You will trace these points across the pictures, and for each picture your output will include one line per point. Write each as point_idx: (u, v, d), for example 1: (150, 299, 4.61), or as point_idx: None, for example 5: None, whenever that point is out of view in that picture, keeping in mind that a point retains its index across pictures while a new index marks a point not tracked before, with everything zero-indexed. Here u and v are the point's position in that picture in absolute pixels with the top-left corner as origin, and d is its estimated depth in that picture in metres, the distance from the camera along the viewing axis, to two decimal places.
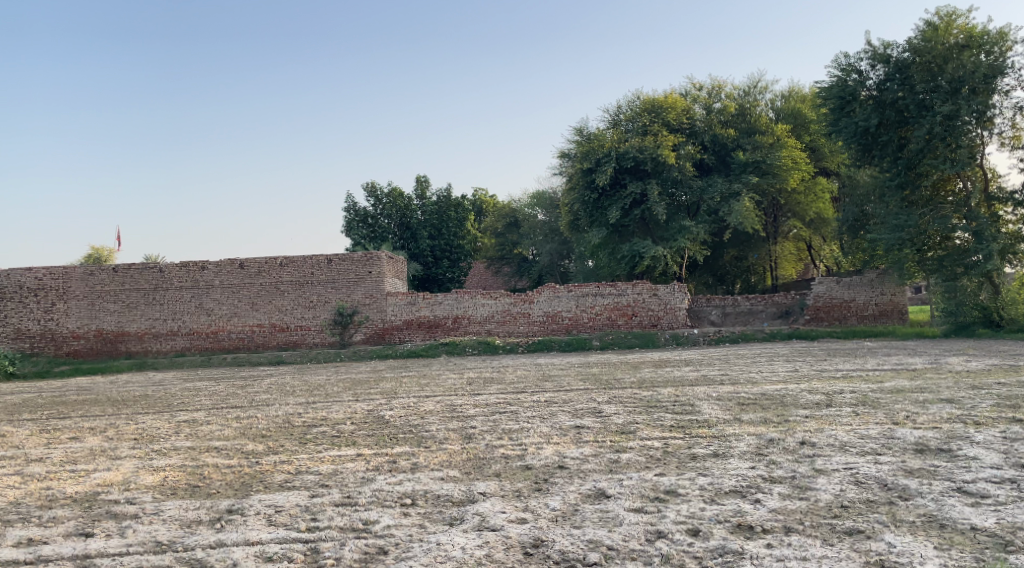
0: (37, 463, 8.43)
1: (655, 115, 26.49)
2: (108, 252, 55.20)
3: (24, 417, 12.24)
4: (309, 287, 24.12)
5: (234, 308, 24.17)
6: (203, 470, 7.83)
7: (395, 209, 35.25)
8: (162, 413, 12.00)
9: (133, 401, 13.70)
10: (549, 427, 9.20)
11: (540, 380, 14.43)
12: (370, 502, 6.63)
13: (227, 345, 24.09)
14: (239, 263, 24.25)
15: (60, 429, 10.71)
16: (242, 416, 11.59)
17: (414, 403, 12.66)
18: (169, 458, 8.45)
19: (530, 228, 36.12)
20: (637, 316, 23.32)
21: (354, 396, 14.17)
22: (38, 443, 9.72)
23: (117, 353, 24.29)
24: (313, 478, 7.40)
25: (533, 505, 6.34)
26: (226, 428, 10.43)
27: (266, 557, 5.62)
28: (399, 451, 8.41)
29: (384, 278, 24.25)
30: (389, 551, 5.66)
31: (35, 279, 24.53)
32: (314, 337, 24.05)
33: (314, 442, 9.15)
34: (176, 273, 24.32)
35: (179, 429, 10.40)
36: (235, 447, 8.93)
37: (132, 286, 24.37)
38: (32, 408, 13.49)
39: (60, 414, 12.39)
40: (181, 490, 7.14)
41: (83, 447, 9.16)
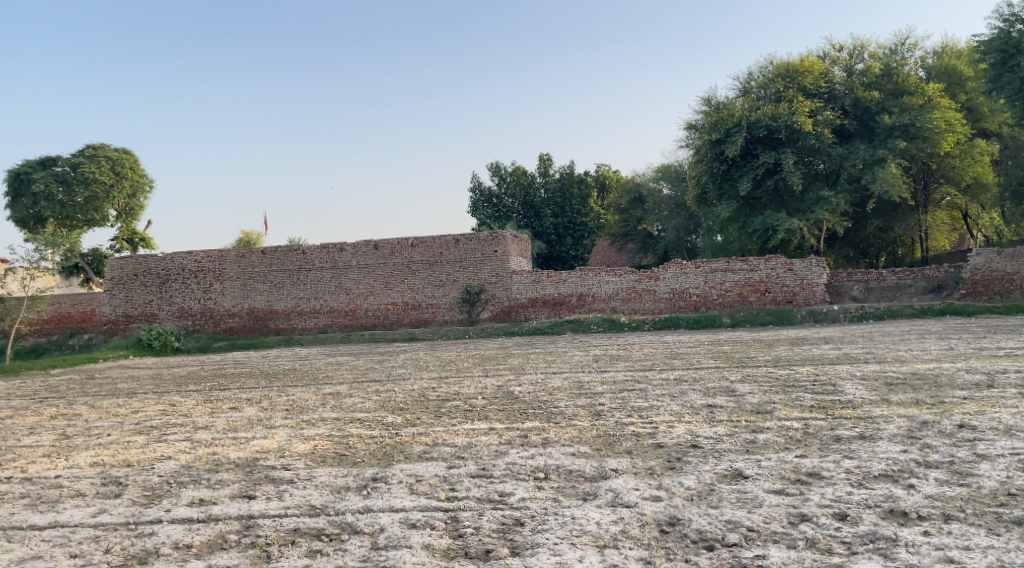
0: (203, 430, 9.15)
1: (790, 80, 25.23)
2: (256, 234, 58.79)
3: (190, 388, 13.35)
4: (438, 266, 24.78)
5: (371, 287, 25.18)
6: (348, 440, 8.24)
7: (518, 188, 35.56)
8: (308, 386, 12.73)
9: (282, 375, 14.61)
10: (681, 405, 9.05)
11: (669, 358, 14.21)
12: (504, 475, 6.76)
13: (365, 323, 25.17)
14: (373, 244, 25.23)
15: (220, 400, 11.57)
16: (381, 389, 12.13)
17: (542, 379, 12.83)
18: (318, 428, 8.95)
19: (656, 203, 35.45)
20: (770, 292, 22.47)
21: (484, 372, 14.52)
22: (203, 411, 10.55)
23: (268, 330, 25.92)
24: (450, 450, 7.63)
25: (667, 484, 6.26)
26: (368, 401, 10.95)
27: (409, 523, 5.86)
28: (530, 426, 8.52)
29: (510, 256, 24.53)
30: (525, 523, 5.76)
31: (195, 262, 26.54)
32: (444, 315, 24.71)
33: (448, 415, 9.43)
34: (318, 255, 25.58)
35: (324, 401, 11.00)
36: (376, 419, 9.34)
37: (278, 268, 25.85)
38: (197, 379, 14.71)
39: (221, 385, 13.46)
40: (330, 458, 7.55)
41: (243, 417, 9.85)
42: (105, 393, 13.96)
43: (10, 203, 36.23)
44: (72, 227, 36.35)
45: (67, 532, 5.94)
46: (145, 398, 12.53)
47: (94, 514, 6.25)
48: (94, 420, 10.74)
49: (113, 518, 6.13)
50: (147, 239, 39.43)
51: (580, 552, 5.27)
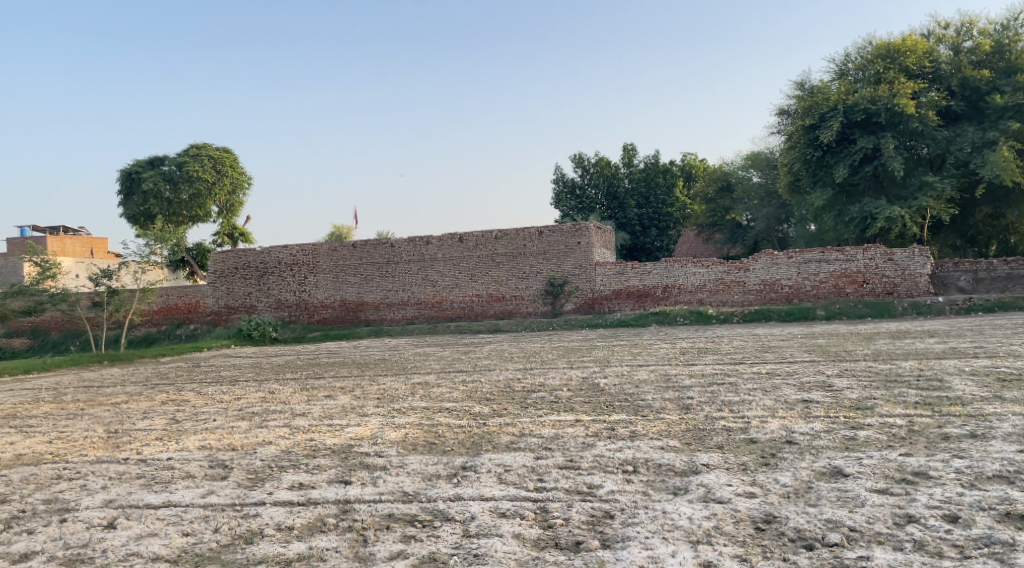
0: (301, 417, 9.46)
1: (891, 61, 24.10)
2: (346, 228, 60.38)
3: (287, 376, 13.85)
4: (522, 258, 24.86)
5: (456, 279, 25.49)
6: (438, 429, 8.36)
7: (602, 179, 35.24)
8: (398, 376, 13.00)
9: (373, 364, 14.98)
10: (774, 400, 8.80)
11: (760, 351, 13.83)
12: (592, 467, 6.73)
13: (450, 314, 25.50)
14: (458, 237, 25.53)
15: (315, 388, 11.95)
16: (468, 379, 12.28)
17: (629, 372, 12.72)
18: (408, 416, 9.12)
19: (745, 192, 34.52)
20: (869, 283, 21.56)
21: (570, 363, 14.50)
22: (300, 399, 10.93)
23: (358, 321, 26.57)
24: (537, 441, 7.64)
25: (761, 480, 6.09)
26: (455, 390, 11.09)
27: (499, 512, 5.89)
28: (617, 419, 8.44)
29: (593, 248, 24.36)
30: (615, 516, 5.71)
31: (290, 255, 27.49)
32: (528, 307, 24.77)
33: (535, 406, 9.45)
34: (405, 247, 26.05)
35: (413, 390, 11.20)
36: (464, 409, 9.45)
37: (368, 260, 26.48)
38: (293, 368, 15.25)
39: (316, 374, 13.91)
40: (421, 446, 7.68)
41: (337, 404, 10.14)
42: (208, 380, 14.64)
43: (122, 201, 38.39)
44: (178, 223, 38.23)
45: (179, 511, 6.22)
46: (245, 386, 13.06)
47: (203, 495, 6.54)
48: (199, 406, 11.27)
49: (220, 499, 6.40)
50: (244, 233, 41.02)
51: (673, 547, 5.18)
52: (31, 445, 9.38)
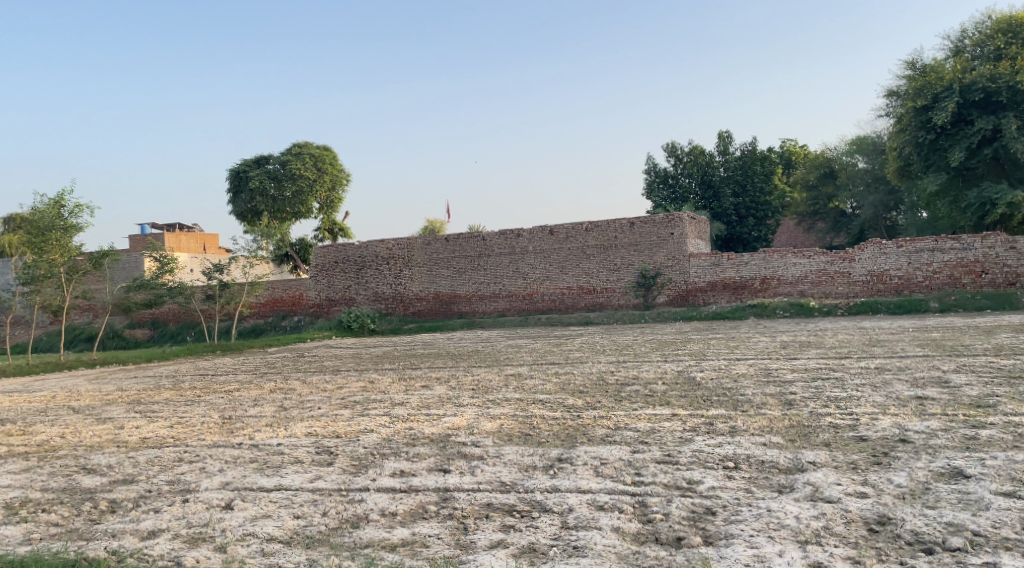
0: (399, 406, 9.67)
1: (1012, 35, 22.56)
2: (438, 222, 61.37)
3: (385, 367, 14.19)
4: (613, 250, 24.64)
5: (547, 272, 25.50)
6: (533, 420, 8.38)
7: (696, 168, 34.49)
8: (492, 367, 13.13)
9: (467, 356, 15.17)
10: (884, 396, 8.39)
11: (867, 345, 13.24)
12: (692, 462, 6.58)
13: (542, 307, 25.53)
14: (549, 229, 25.55)
15: (412, 378, 12.20)
16: (562, 372, 12.25)
17: (727, 365, 12.41)
18: (503, 407, 9.18)
19: (849, 178, 33.08)
20: (987, 274, 20.29)
21: (664, 356, 14.27)
22: (398, 388, 11.18)
23: (452, 313, 26.96)
24: (634, 434, 7.55)
25: (874, 480, 5.82)
26: (549, 382, 11.10)
27: (597, 505, 5.84)
28: (716, 413, 8.24)
29: (687, 239, 23.86)
30: (718, 512, 5.56)
31: (385, 249, 28.18)
32: (619, 299, 24.54)
33: (630, 399, 9.34)
34: (496, 240, 26.26)
35: (507, 381, 11.29)
36: (558, 401, 9.43)
37: (460, 254, 26.82)
38: (390, 359, 15.62)
39: (412, 365, 14.19)
40: (516, 437, 7.71)
41: (433, 394, 10.31)
42: (312, 370, 15.20)
43: (231, 199, 40.24)
44: (283, 219, 39.77)
45: (289, 494, 6.45)
46: (346, 375, 13.48)
47: (311, 480, 6.76)
48: (305, 394, 11.71)
49: (327, 485, 6.60)
50: (344, 228, 42.28)
51: (780, 546, 5.00)
52: (154, 429, 9.96)
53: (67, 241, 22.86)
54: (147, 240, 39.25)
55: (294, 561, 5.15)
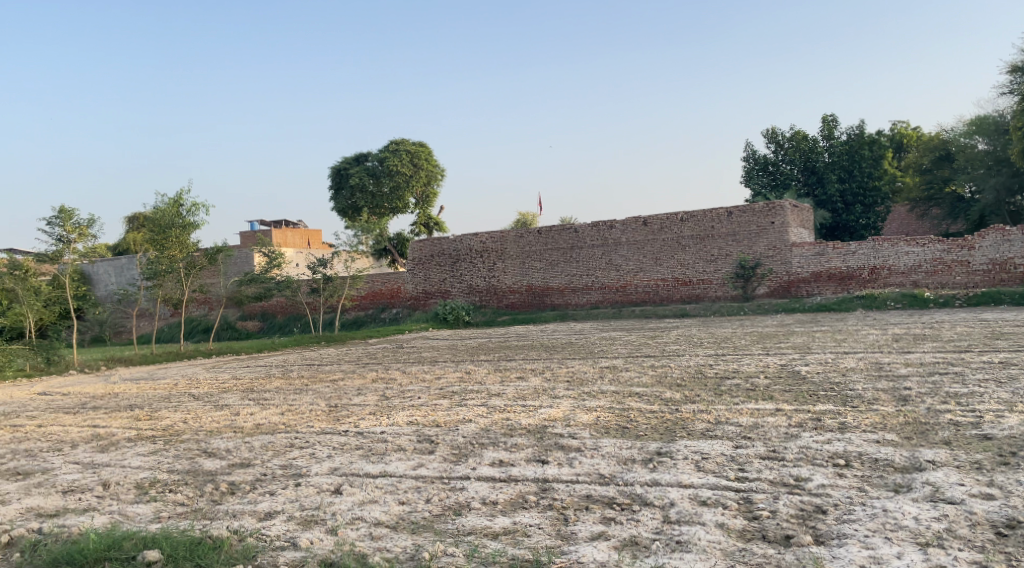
0: (496, 397, 9.78)
1: None
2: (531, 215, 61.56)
3: (481, 358, 14.37)
4: (710, 241, 24.11)
5: (641, 263, 25.20)
6: (630, 413, 8.31)
7: (798, 154, 33.26)
8: (587, 359, 13.10)
9: (561, 348, 15.18)
10: (1010, 393, 7.88)
11: (989, 338, 12.47)
12: (798, 459, 6.38)
13: (636, 299, 25.25)
14: (642, 220, 25.25)
15: (508, 369, 12.32)
16: (659, 364, 12.09)
17: (833, 359, 11.95)
18: (599, 400, 9.14)
19: (968, 160, 31.16)
20: None
21: (765, 349, 13.88)
22: (494, 379, 11.32)
23: (545, 305, 27.03)
24: (735, 429, 7.38)
25: (1001, 481, 5.49)
26: (645, 375, 10.99)
27: (700, 500, 5.74)
28: (822, 409, 7.95)
29: (789, 228, 23.04)
30: (828, 511, 5.38)
31: (479, 243, 28.54)
32: (716, 291, 23.98)
33: (730, 393, 9.12)
34: (589, 232, 26.15)
35: (603, 374, 11.24)
36: (656, 394, 9.31)
37: (553, 246, 26.85)
38: (486, 350, 15.81)
39: (507, 356, 14.32)
40: (614, 429, 7.67)
41: (529, 386, 10.38)
42: (411, 360, 15.58)
43: (333, 195, 41.67)
44: (381, 215, 40.82)
45: (393, 481, 6.63)
46: (444, 366, 13.75)
47: (413, 467, 6.93)
48: (405, 383, 12.02)
49: (429, 472, 6.74)
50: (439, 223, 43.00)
51: (898, 548, 4.79)
52: (266, 416, 10.45)
53: (186, 238, 24.29)
54: (255, 237, 41.12)
55: (401, 544, 5.28)
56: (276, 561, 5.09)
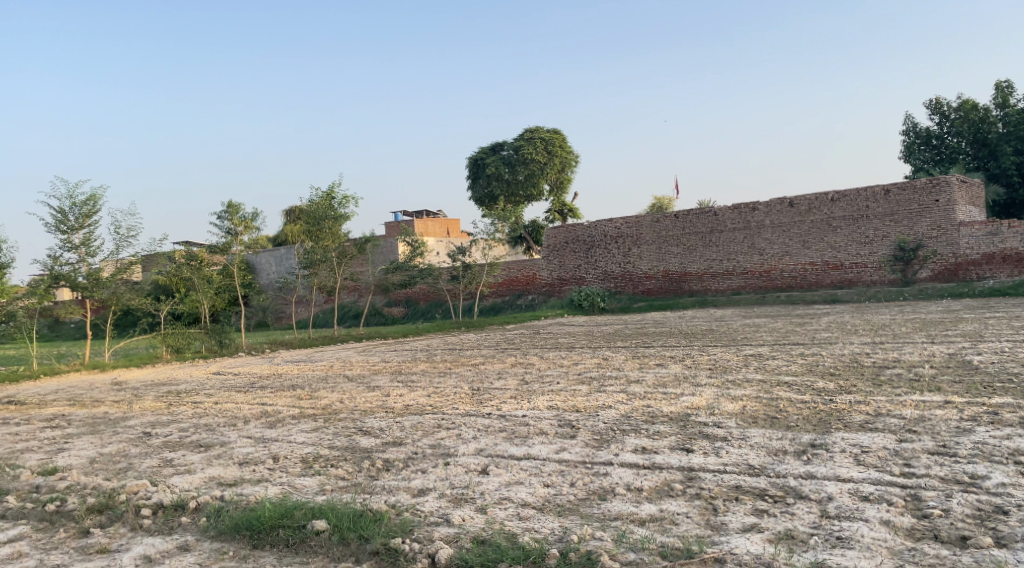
0: (637, 383, 9.68)
1: None
2: (669, 199, 60.31)
3: (619, 344, 14.26)
4: (864, 221, 22.72)
5: (787, 247, 24.12)
6: (779, 403, 7.99)
7: (966, 125, 30.61)
8: (729, 346, 12.71)
9: (702, 335, 14.81)
10: None
11: None
12: (973, 456, 5.91)
13: (781, 284, 24.21)
14: (788, 201, 24.18)
15: (647, 356, 12.17)
16: (808, 353, 11.54)
17: (1007, 349, 10.97)
18: (745, 388, 8.85)
19: None
20: None
21: (928, 338, 12.93)
22: (634, 366, 11.22)
23: (682, 291, 26.45)
24: (897, 422, 6.93)
25: None
26: (794, 363, 10.53)
27: (861, 495, 5.44)
28: (998, 402, 7.32)
29: (956, 206, 21.28)
30: (1011, 513, 4.95)
31: (614, 228, 28.41)
32: (872, 275, 22.55)
33: (890, 384, 8.57)
34: (730, 215, 25.37)
35: (748, 362, 10.87)
36: (806, 383, 8.90)
37: (691, 230, 26.25)
38: (624, 336, 15.68)
39: (646, 343, 14.13)
40: (762, 420, 7.39)
41: (670, 373, 10.22)
42: (548, 346, 15.71)
43: (470, 185, 42.85)
44: (516, 203, 41.33)
45: (538, 463, 6.71)
46: (581, 352, 13.77)
47: (557, 451, 6.98)
48: (544, 369, 12.14)
49: (573, 456, 6.78)
50: (573, 210, 42.95)
51: None
52: (413, 397, 10.88)
53: (337, 229, 25.49)
54: (399, 227, 42.73)
55: (549, 526, 5.34)
56: (431, 536, 5.28)
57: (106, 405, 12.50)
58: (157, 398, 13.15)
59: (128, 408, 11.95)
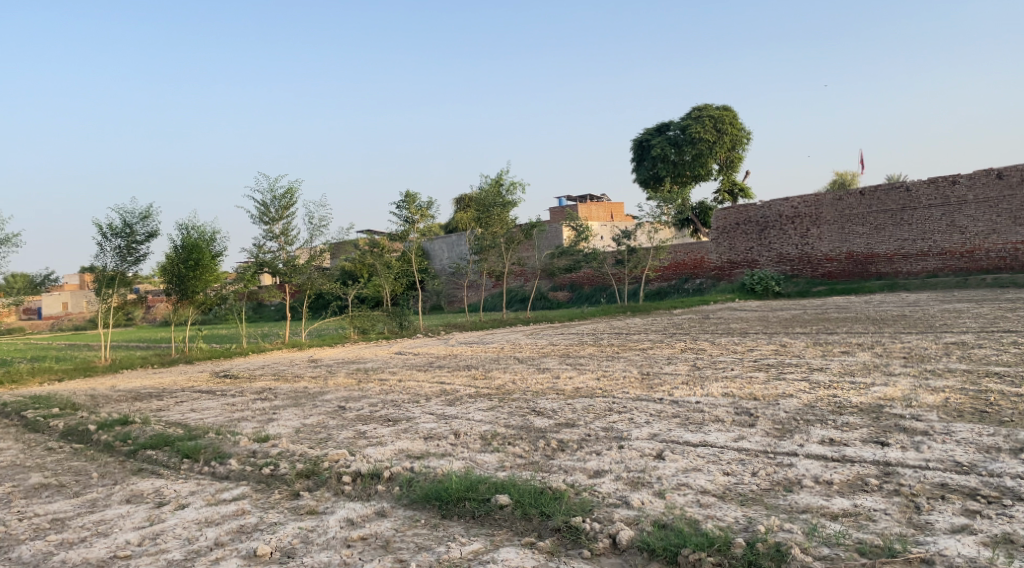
0: (821, 372, 9.24)
1: None
2: (852, 175, 56.46)
3: (798, 330, 13.64)
4: None
5: (993, 224, 21.93)
6: (989, 396, 7.33)
7: None
8: (925, 333, 11.78)
9: (893, 320, 13.83)
10: None
11: None
12: None
13: (986, 266, 22.08)
14: (996, 173, 22.00)
15: (830, 343, 11.56)
16: (1020, 341, 10.47)
17: None
18: (946, 379, 8.19)
19: None
20: None
21: None
22: (816, 353, 10.70)
23: (868, 274, 24.81)
24: None
25: None
26: (1004, 353, 9.60)
27: None
28: None
29: None
30: None
31: (792, 208, 27.15)
32: None
33: None
34: (925, 190, 23.48)
35: (948, 350, 10.04)
36: (1020, 376, 8.09)
37: (879, 208, 24.54)
38: (804, 322, 14.95)
39: (829, 329, 13.41)
40: (969, 414, 6.82)
41: (857, 361, 9.65)
42: (721, 331, 15.31)
43: (635, 167, 42.56)
44: (683, 184, 40.44)
45: (717, 451, 6.59)
46: (757, 337, 13.31)
47: (736, 439, 6.82)
48: (717, 354, 11.85)
49: (753, 445, 6.59)
50: (745, 189, 41.31)
51: None
52: (584, 380, 11.01)
53: (506, 215, 26.08)
54: (565, 212, 43.04)
55: (733, 515, 5.24)
56: (611, 517, 5.35)
57: (304, 380, 13.66)
58: (348, 374, 14.20)
59: (323, 383, 12.99)
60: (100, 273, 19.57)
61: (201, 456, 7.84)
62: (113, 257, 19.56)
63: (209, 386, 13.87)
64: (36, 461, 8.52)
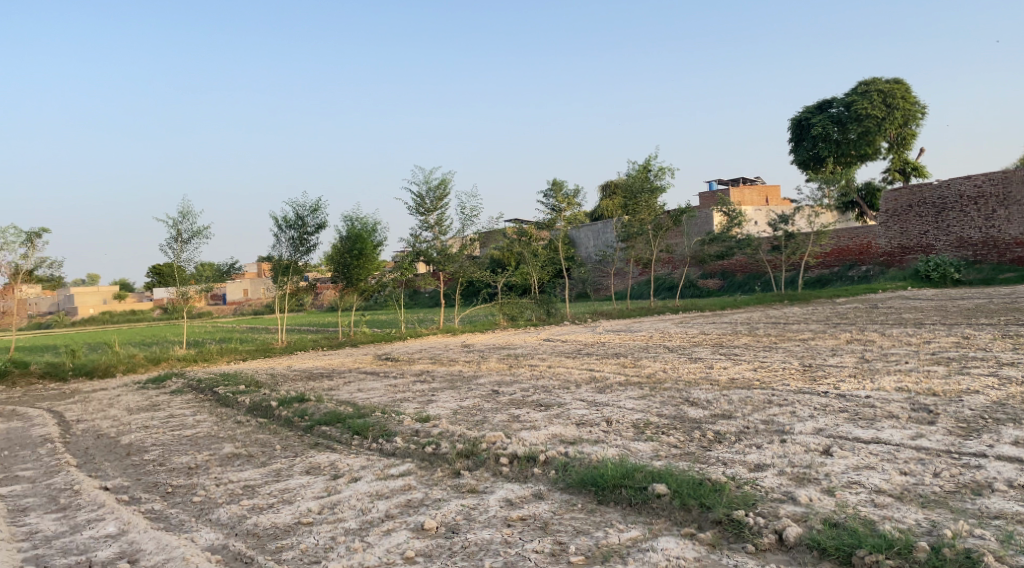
0: (1010, 367, 8.46)
1: None
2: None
3: (982, 321, 12.55)
4: None
5: None
6: None
7: None
8: None
9: None
10: None
11: None
12: None
13: None
14: None
15: (1020, 335, 10.56)
16: None
17: None
18: None
19: None
20: None
21: None
22: (1004, 346, 9.81)
23: None
24: None
25: None
26: None
27: None
28: None
29: None
30: None
31: (975, 187, 25.05)
32: None
33: None
34: None
35: None
36: None
37: None
38: (989, 312, 13.74)
39: (1019, 320, 12.25)
40: None
41: None
42: (891, 321, 14.36)
43: (794, 148, 40.68)
44: (848, 164, 38.24)
45: (891, 449, 6.20)
46: (933, 329, 12.38)
47: (913, 437, 6.39)
48: (888, 346, 11.13)
49: (934, 445, 6.15)
50: (919, 168, 38.36)
51: None
52: (741, 370, 10.68)
53: (654, 201, 25.64)
54: (717, 197, 41.78)
55: (913, 517, 4.93)
56: (777, 512, 5.17)
57: (460, 364, 14.13)
58: (501, 360, 14.54)
59: (477, 368, 13.37)
60: (277, 262, 21.18)
61: (369, 434, 8.30)
62: (287, 247, 21.06)
63: (371, 368, 14.65)
64: (228, 433, 9.35)
